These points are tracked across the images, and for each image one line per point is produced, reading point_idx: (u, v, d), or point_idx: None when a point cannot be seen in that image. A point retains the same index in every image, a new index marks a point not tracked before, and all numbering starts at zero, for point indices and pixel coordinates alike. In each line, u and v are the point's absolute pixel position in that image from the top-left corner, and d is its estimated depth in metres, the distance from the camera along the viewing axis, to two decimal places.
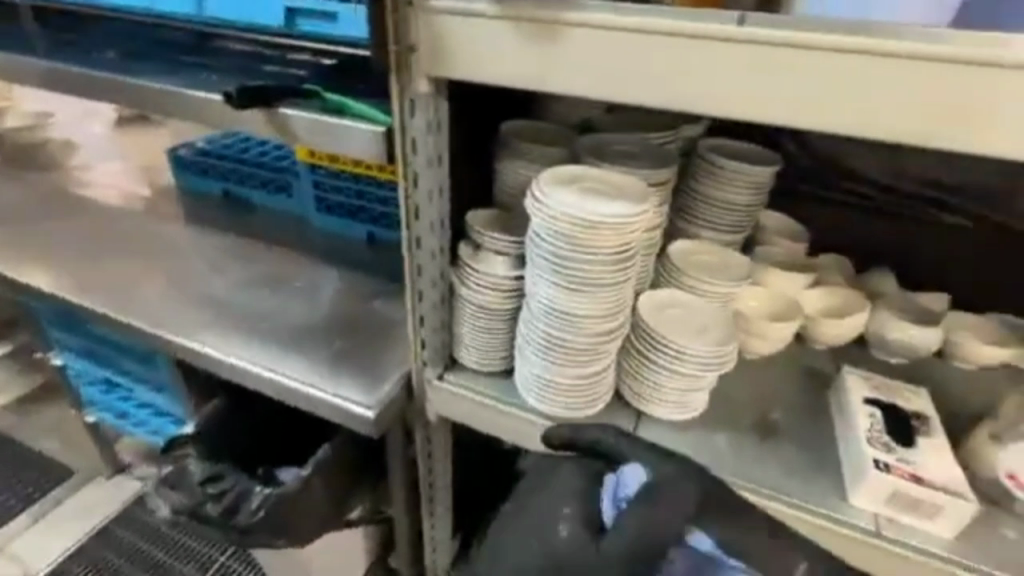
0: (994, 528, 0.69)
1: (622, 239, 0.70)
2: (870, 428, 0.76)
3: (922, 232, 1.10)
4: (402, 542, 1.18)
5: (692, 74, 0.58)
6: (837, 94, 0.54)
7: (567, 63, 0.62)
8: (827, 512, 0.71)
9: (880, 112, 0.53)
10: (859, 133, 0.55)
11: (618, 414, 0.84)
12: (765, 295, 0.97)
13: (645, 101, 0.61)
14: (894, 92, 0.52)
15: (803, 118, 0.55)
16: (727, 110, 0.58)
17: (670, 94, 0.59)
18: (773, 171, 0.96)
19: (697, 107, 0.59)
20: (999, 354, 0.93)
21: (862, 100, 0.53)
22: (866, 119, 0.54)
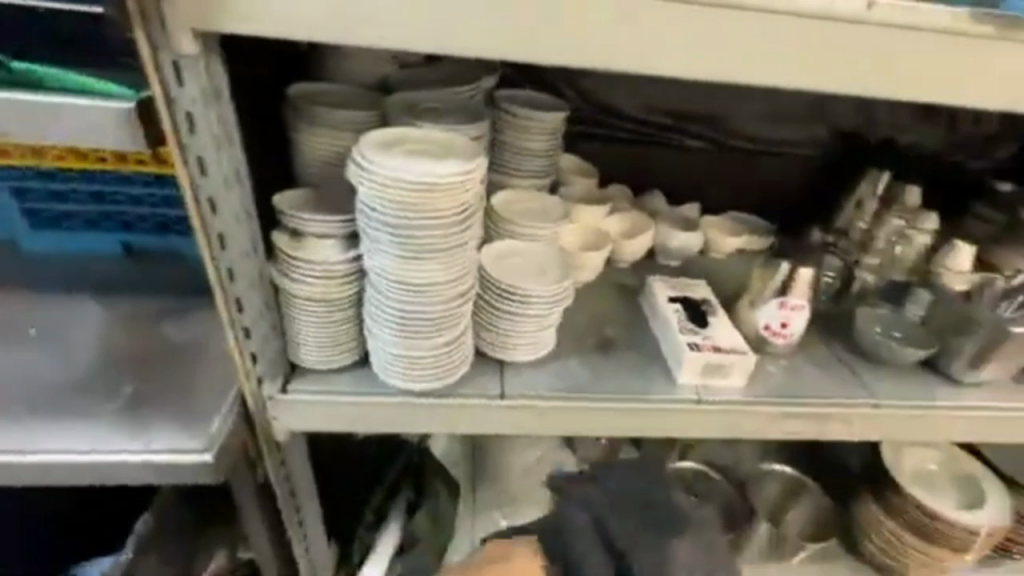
0: (764, 370, 0.93)
1: (459, 198, 0.67)
2: (678, 320, 0.92)
3: (676, 156, 1.33)
4: None
5: (511, 19, 0.58)
6: (639, 36, 0.60)
7: (375, 10, 0.56)
8: (665, 396, 0.86)
9: (660, 53, 0.61)
10: (647, 72, 0.62)
11: (484, 370, 0.85)
12: (577, 229, 1.09)
13: (469, 49, 0.59)
14: (678, 34, 0.61)
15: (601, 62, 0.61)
16: (549, 55, 0.60)
17: (495, 40, 0.59)
18: (565, 117, 1.04)
19: (520, 54, 0.60)
20: (739, 242, 1.22)
21: (645, 43, 0.60)
22: (652, 62, 0.61)
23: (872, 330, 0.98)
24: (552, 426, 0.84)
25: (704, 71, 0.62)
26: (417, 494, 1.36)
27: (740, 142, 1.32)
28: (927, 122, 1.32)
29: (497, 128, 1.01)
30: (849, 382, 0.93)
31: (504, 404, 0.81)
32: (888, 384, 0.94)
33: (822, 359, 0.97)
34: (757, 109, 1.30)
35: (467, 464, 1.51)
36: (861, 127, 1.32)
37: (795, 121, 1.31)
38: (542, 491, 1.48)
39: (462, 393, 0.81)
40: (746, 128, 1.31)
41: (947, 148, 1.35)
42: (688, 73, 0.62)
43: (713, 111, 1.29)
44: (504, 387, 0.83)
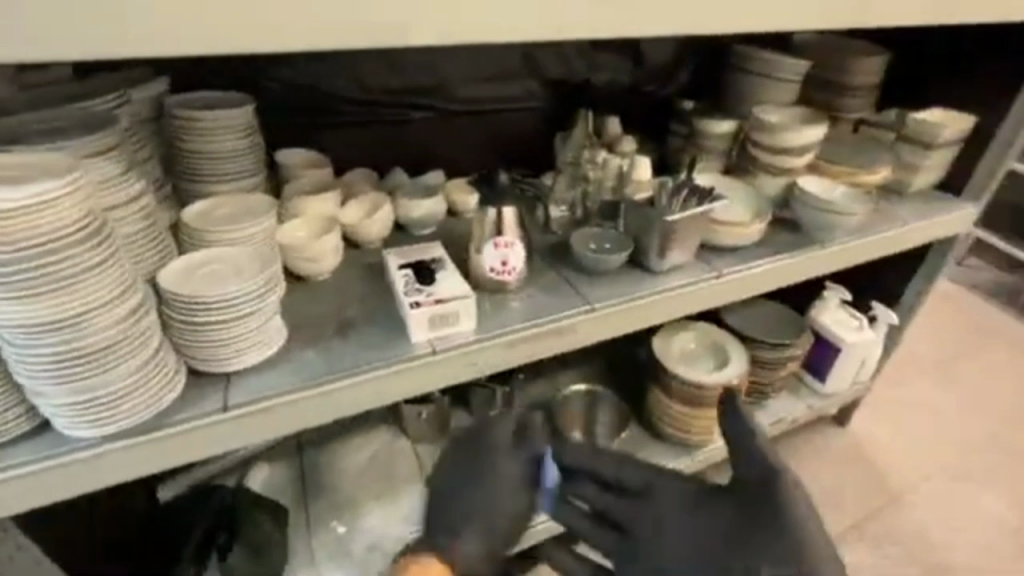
0: (498, 307, 1.02)
1: (43, 219, 0.61)
2: (405, 284, 0.96)
3: (407, 129, 1.37)
4: None
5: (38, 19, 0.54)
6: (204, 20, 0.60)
7: None
8: (402, 357, 0.89)
9: (205, 31, 0.61)
10: (206, 54, 0.62)
11: (203, 388, 0.80)
12: (305, 221, 1.08)
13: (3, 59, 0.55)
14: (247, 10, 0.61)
15: (159, 49, 0.60)
16: (108, 50, 0.58)
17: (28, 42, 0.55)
18: (254, 110, 0.99)
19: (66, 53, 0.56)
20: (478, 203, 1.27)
21: (186, 20, 0.59)
22: (205, 41, 0.61)
23: (585, 249, 1.12)
24: (294, 420, 0.84)
25: (265, 42, 0.64)
26: (231, 536, 1.29)
27: (463, 106, 1.41)
28: (616, 60, 1.52)
29: (176, 136, 0.94)
30: (572, 297, 1.06)
31: (227, 416, 0.78)
32: (603, 290, 1.08)
33: (549, 284, 1.09)
34: (468, 71, 1.38)
35: (294, 487, 1.46)
36: (564, 73, 1.47)
37: (505, 78, 1.43)
38: (380, 482, 1.49)
39: (180, 418, 0.76)
40: (464, 91, 1.40)
41: (638, 79, 1.58)
42: (275, 47, 0.64)
43: (427, 81, 1.34)
44: (228, 398, 0.80)
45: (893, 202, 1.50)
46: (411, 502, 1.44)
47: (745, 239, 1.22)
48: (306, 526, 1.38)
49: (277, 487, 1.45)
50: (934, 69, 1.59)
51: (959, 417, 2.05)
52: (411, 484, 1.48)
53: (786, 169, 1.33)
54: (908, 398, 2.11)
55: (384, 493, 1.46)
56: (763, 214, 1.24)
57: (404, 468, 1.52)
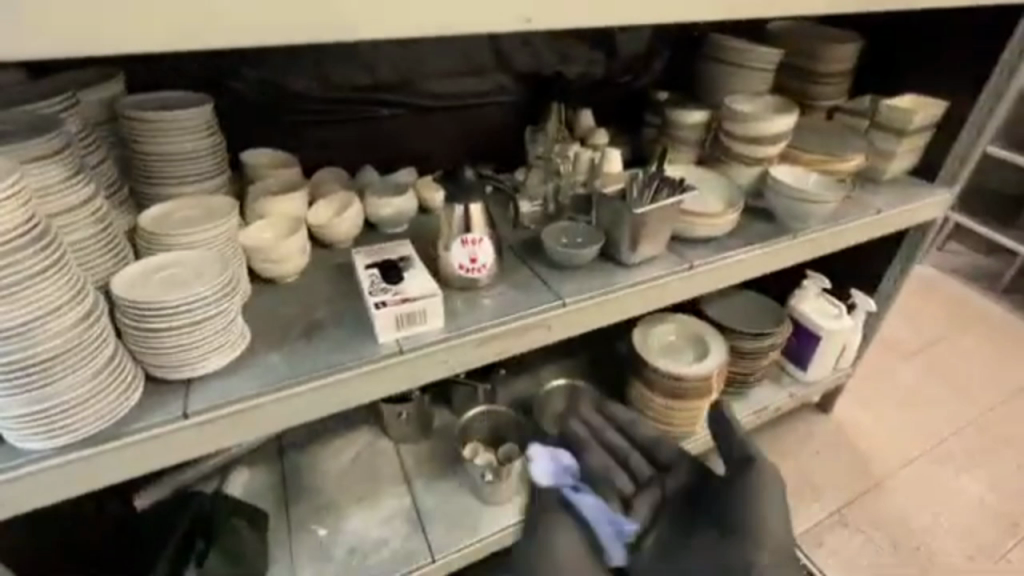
0: (469, 305, 1.01)
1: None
2: (371, 284, 0.95)
3: (378, 126, 1.35)
4: None
5: None
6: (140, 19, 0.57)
7: None
8: (369, 357, 0.88)
9: (137, 28, 0.58)
10: (143, 52, 0.59)
11: (162, 395, 0.79)
12: (271, 222, 1.06)
13: None
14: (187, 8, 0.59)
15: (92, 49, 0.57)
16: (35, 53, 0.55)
17: None
18: (212, 109, 0.97)
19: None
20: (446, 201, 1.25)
21: (116, 14, 0.56)
22: (141, 39, 0.58)
23: (557, 244, 1.11)
24: (259, 424, 0.82)
25: (209, 41, 0.61)
26: (209, 542, 1.24)
27: (434, 102, 1.39)
28: (588, 52, 1.51)
29: (131, 138, 0.92)
30: (542, 293, 1.05)
31: (188, 422, 0.77)
32: (574, 285, 1.07)
33: (520, 280, 1.08)
34: (438, 66, 1.35)
35: (275, 491, 1.45)
36: (536, 66, 1.46)
37: (476, 72, 1.41)
38: (363, 483, 1.48)
39: (138, 426, 0.75)
40: (435, 86, 1.37)
41: (612, 70, 1.56)
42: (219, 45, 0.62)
43: (396, 76, 1.32)
44: (188, 404, 0.78)
45: (867, 190, 1.51)
46: (393, 502, 1.43)
47: (719, 229, 1.21)
48: (287, 530, 1.37)
49: (257, 491, 1.44)
50: (907, 55, 1.59)
51: (939, 401, 2.08)
52: (394, 483, 1.48)
53: (759, 159, 1.33)
54: (889, 384, 2.13)
55: (365, 495, 1.45)
56: (736, 204, 1.24)
57: (385, 469, 1.51)
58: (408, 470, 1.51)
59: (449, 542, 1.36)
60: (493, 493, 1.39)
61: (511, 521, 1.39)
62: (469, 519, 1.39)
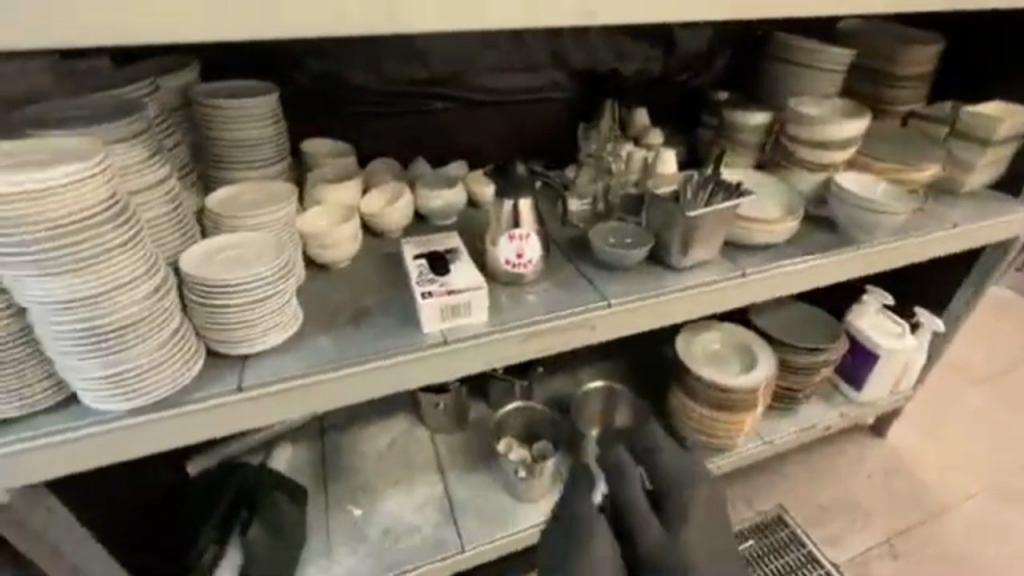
0: (514, 300, 1.01)
1: (69, 201, 0.62)
2: (419, 273, 0.96)
3: (431, 119, 1.37)
4: None
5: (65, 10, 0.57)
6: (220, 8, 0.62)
7: None
8: (412, 346, 0.90)
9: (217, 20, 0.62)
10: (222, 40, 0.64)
11: (221, 369, 0.83)
12: (326, 210, 1.09)
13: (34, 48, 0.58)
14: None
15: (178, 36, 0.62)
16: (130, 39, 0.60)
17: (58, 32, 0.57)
18: (277, 98, 1.01)
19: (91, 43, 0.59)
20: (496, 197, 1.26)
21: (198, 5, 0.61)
22: (218, 28, 0.63)
23: (605, 243, 1.10)
24: (307, 402, 0.86)
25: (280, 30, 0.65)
26: (251, 510, 1.31)
27: (487, 97, 1.39)
28: (646, 50, 1.48)
29: (203, 124, 0.97)
30: (587, 292, 1.04)
31: (243, 396, 0.81)
32: (620, 286, 1.05)
33: (565, 279, 1.07)
34: (493, 60, 1.36)
35: (315, 469, 1.50)
36: (591, 62, 1.44)
37: (531, 67, 1.40)
38: (398, 467, 1.51)
39: (197, 397, 0.79)
40: (489, 81, 1.38)
41: (670, 68, 1.52)
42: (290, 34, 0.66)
43: (451, 70, 1.33)
44: (242, 378, 0.82)
45: (942, 202, 1.41)
46: (426, 490, 1.45)
47: (776, 236, 1.16)
48: (324, 507, 1.41)
49: (298, 468, 1.50)
50: (999, 56, 1.46)
51: (1012, 434, 1.92)
52: (427, 471, 1.50)
53: (824, 165, 1.26)
54: (955, 411, 1.99)
55: (400, 481, 1.48)
56: (796, 211, 1.19)
57: (420, 457, 1.54)
58: (442, 459, 1.53)
59: (479, 535, 1.36)
60: (526, 490, 1.39)
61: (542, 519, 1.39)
62: (501, 514, 1.40)
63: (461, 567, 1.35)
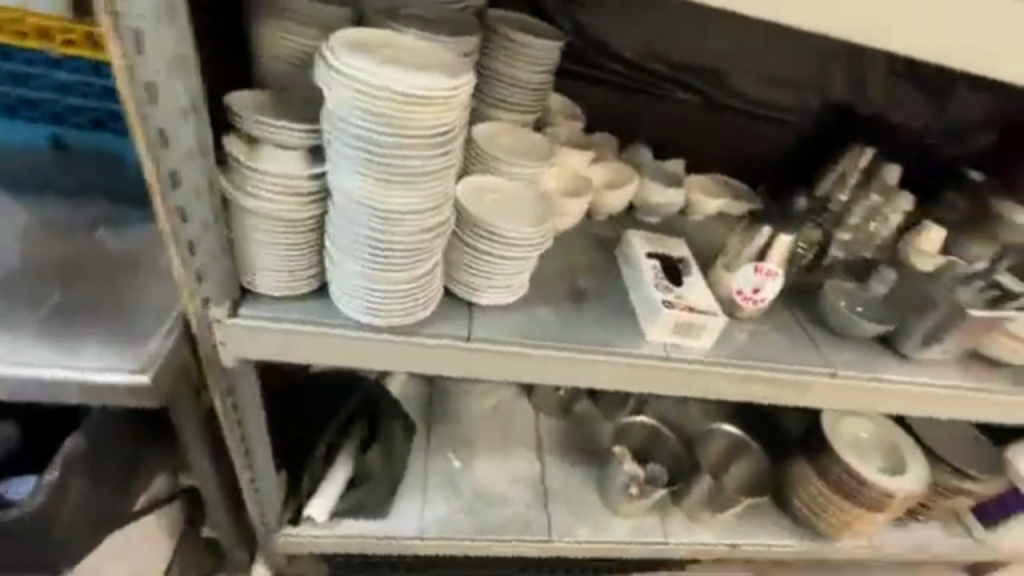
0: (732, 334, 0.93)
1: (428, 113, 0.59)
2: (654, 276, 0.91)
3: (668, 107, 1.27)
4: (211, 492, 1.02)
5: None
6: None
7: None
8: (630, 349, 0.85)
9: None
10: None
11: (451, 312, 0.81)
12: (559, 172, 1.02)
13: None
14: None
15: None
16: None
17: None
18: (560, 47, 0.94)
19: None
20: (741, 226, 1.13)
21: None
22: None
23: (838, 302, 1.00)
24: (520, 372, 0.83)
25: None
26: (372, 431, 1.34)
27: (733, 101, 1.28)
28: (914, 100, 1.31)
29: (485, 51, 0.92)
30: (808, 351, 0.95)
31: (471, 346, 0.79)
32: (842, 355, 0.96)
33: (786, 325, 0.98)
34: (755, 66, 1.25)
35: (421, 408, 1.47)
36: (852, 98, 1.30)
37: (789, 84, 1.28)
38: (501, 432, 1.48)
39: (429, 333, 0.77)
40: (742, 85, 1.27)
41: (934, 129, 1.35)
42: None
43: (709, 62, 1.24)
44: (472, 329, 0.80)
45: None
46: (523, 465, 1.43)
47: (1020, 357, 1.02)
48: (425, 443, 1.41)
49: (409, 399, 1.47)
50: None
51: None
52: (524, 449, 1.46)
53: None
54: None
55: (498, 446, 1.45)
56: None
57: (522, 430, 1.50)
58: (542, 443, 1.48)
59: (566, 527, 1.35)
60: (624, 504, 1.37)
61: (629, 537, 1.36)
62: (590, 513, 1.38)
63: (541, 553, 1.35)
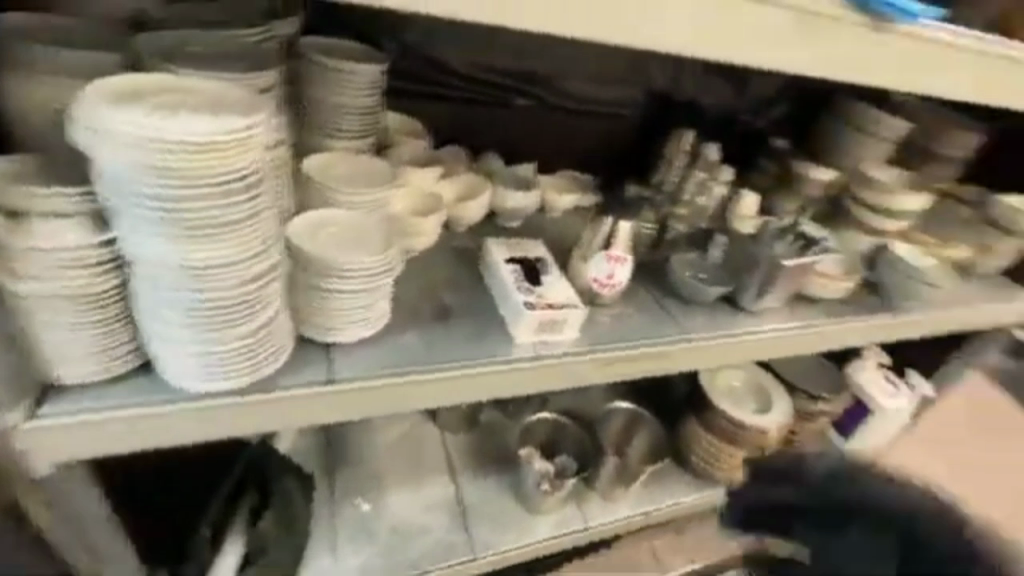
0: (595, 321, 0.99)
1: (217, 156, 0.55)
2: (515, 280, 0.93)
3: (508, 115, 1.32)
4: None
5: None
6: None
7: None
8: (502, 357, 0.86)
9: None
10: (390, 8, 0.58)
11: (308, 359, 0.76)
12: (407, 193, 1.02)
13: None
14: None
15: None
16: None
17: None
18: (383, 68, 0.93)
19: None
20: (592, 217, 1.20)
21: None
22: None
23: (683, 272, 1.10)
24: (394, 404, 0.80)
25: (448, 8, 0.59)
26: (264, 497, 1.26)
27: (567, 102, 1.36)
28: (718, 84, 1.48)
29: (302, 81, 0.89)
30: (665, 323, 1.03)
31: (335, 389, 0.74)
32: (694, 321, 1.06)
33: (643, 303, 1.06)
34: (579, 68, 1.34)
35: (320, 456, 1.38)
36: (668, 88, 1.44)
37: (613, 81, 1.38)
38: (409, 463, 1.42)
39: (284, 385, 0.72)
40: (572, 87, 1.35)
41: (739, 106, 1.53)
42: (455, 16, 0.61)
43: (538, 68, 1.30)
44: (333, 371, 0.76)
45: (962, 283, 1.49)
46: (436, 490, 1.40)
47: (831, 292, 1.20)
48: (327, 496, 1.32)
49: (300, 453, 1.35)
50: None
51: None
52: (436, 473, 1.43)
53: (874, 231, 1.32)
54: None
55: (408, 477, 1.40)
56: (852, 272, 1.21)
57: (430, 454, 1.46)
58: (454, 462, 1.46)
59: (489, 541, 1.34)
60: (541, 503, 1.39)
61: (550, 533, 1.39)
62: (512, 520, 1.38)
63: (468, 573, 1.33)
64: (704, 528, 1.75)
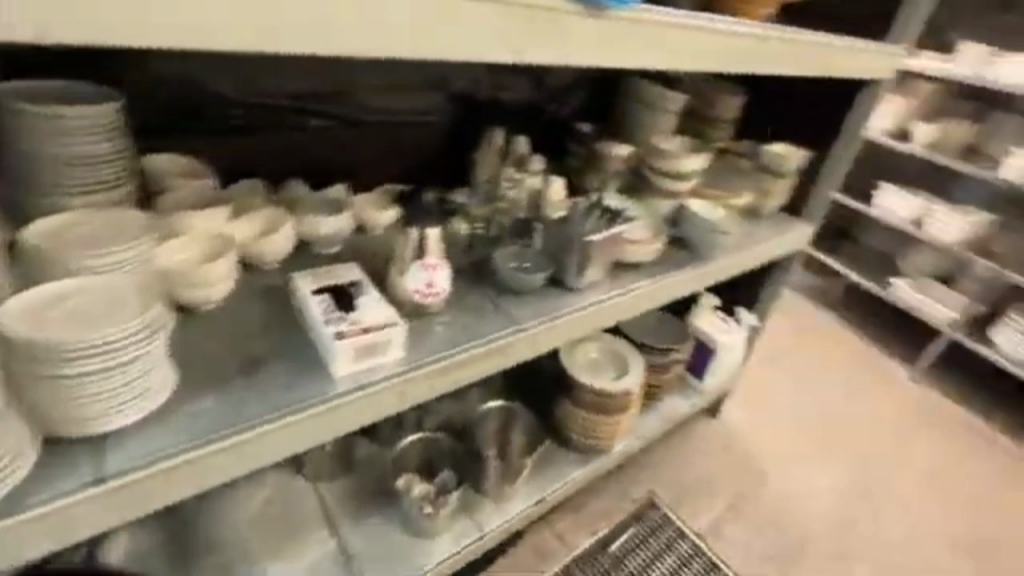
0: (423, 333, 0.96)
1: None
2: (325, 312, 0.87)
3: (305, 139, 1.25)
4: None
5: None
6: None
7: None
8: (323, 398, 0.80)
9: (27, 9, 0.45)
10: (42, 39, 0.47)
11: (69, 460, 0.65)
12: (187, 242, 0.91)
13: None
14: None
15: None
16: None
17: None
18: (118, 106, 0.80)
19: None
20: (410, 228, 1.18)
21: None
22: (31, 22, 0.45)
23: (506, 266, 1.13)
24: (199, 481, 0.71)
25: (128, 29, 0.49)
26: None
27: (367, 116, 1.32)
28: (516, 81, 1.54)
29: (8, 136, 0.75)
30: (496, 319, 1.04)
31: (106, 488, 0.63)
32: (524, 311, 1.08)
33: (472, 304, 1.07)
34: (372, 80, 1.30)
35: (165, 554, 1.19)
36: (469, 90, 1.46)
37: (411, 90, 1.37)
38: (278, 530, 1.28)
39: (36, 501, 0.60)
40: (369, 100, 1.31)
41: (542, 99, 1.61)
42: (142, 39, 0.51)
43: (326, 86, 1.24)
44: (102, 467, 0.65)
45: (753, 224, 1.73)
46: (315, 549, 1.27)
47: (644, 256, 1.31)
48: None
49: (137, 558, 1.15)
50: (793, 109, 1.80)
51: (814, 403, 2.36)
52: (313, 531, 1.30)
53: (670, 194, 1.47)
54: (772, 386, 2.39)
55: (279, 544, 1.26)
56: (658, 235, 1.34)
57: (303, 511, 1.33)
58: (331, 513, 1.35)
59: None
60: (430, 527, 1.33)
61: (450, 552, 1.34)
62: (403, 554, 1.31)
63: None
64: (600, 496, 1.84)
